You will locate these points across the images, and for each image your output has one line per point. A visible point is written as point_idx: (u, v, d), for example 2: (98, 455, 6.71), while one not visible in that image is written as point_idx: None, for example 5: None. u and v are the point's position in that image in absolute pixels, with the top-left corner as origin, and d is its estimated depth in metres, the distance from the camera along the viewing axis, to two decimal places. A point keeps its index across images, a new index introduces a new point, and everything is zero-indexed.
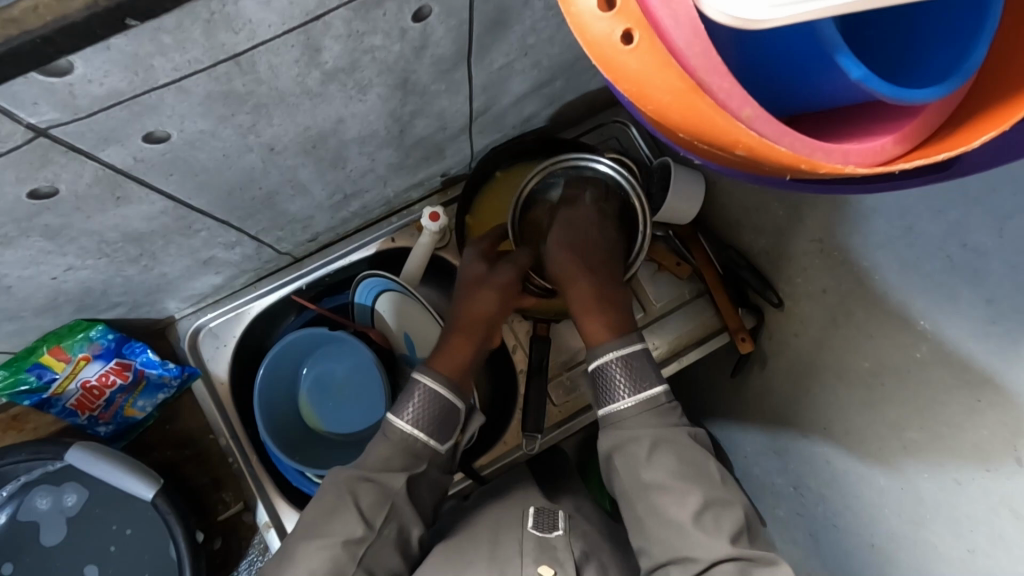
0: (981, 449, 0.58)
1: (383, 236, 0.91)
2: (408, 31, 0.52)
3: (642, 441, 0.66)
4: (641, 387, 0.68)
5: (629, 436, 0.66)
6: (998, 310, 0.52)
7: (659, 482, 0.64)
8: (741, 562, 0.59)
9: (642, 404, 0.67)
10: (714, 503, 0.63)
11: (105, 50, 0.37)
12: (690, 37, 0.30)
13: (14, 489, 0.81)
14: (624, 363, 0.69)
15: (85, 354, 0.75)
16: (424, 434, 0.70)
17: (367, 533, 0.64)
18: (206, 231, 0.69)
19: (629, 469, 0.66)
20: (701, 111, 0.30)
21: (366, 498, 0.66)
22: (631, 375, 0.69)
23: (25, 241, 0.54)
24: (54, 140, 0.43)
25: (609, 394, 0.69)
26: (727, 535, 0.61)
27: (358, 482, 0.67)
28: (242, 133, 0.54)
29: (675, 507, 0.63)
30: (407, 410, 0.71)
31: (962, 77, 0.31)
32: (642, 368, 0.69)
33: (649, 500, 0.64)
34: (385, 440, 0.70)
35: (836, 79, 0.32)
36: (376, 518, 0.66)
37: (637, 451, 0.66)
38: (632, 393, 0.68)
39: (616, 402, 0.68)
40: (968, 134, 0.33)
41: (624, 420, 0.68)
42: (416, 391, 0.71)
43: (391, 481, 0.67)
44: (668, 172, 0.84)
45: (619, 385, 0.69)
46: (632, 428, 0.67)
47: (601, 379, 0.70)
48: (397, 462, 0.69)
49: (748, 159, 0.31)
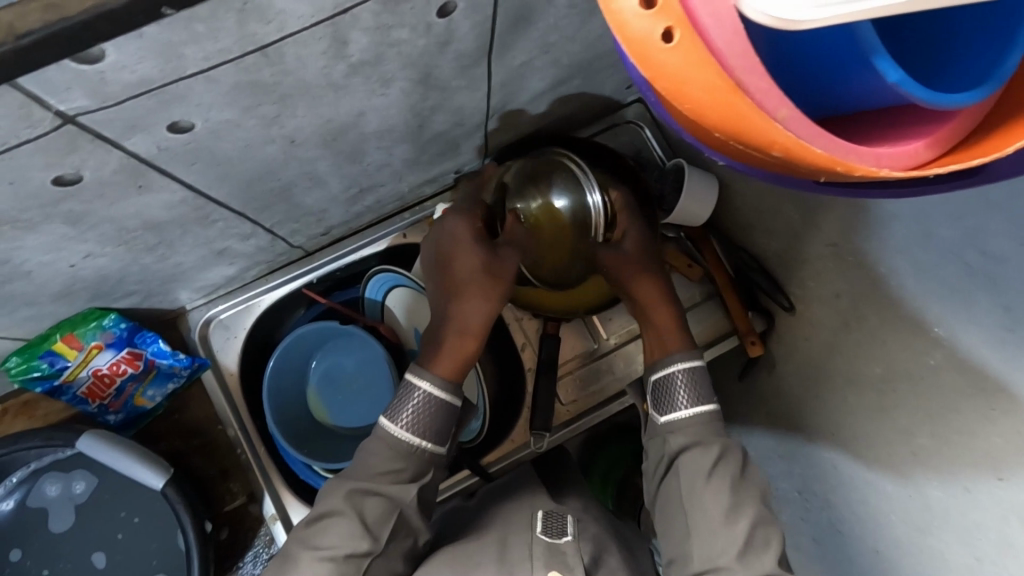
0: (994, 458, 0.58)
1: (395, 232, 0.92)
2: (434, 25, 0.52)
3: (710, 451, 0.66)
4: (701, 400, 0.69)
5: (695, 444, 0.67)
6: (1015, 318, 0.52)
7: (719, 495, 0.65)
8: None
9: (702, 416, 0.68)
10: (763, 522, 0.65)
11: (138, 38, 0.37)
12: (730, 35, 0.30)
13: (24, 475, 0.81)
14: (689, 373, 0.69)
15: (97, 343, 0.75)
16: (430, 443, 0.69)
17: (373, 547, 0.65)
18: (222, 222, 0.70)
19: (689, 478, 0.66)
20: (740, 110, 0.30)
21: (372, 510, 0.66)
22: (695, 387, 0.69)
23: (47, 227, 0.54)
24: (82, 127, 0.43)
25: (670, 402, 0.69)
26: (773, 556, 0.63)
27: (361, 494, 0.66)
28: (266, 123, 0.54)
29: (727, 521, 0.64)
30: (403, 415, 0.69)
31: (996, 81, 0.32)
32: (705, 383, 0.70)
33: (703, 508, 0.65)
34: (384, 447, 0.68)
35: (871, 82, 0.33)
36: (383, 530, 0.66)
37: (703, 461, 0.66)
38: (692, 403, 0.69)
39: (676, 410, 0.69)
40: (1003, 139, 0.33)
41: (686, 429, 0.68)
42: (414, 395, 0.70)
43: (400, 493, 0.67)
44: (682, 174, 0.85)
45: (680, 395, 0.69)
46: (696, 435, 0.67)
47: (662, 388, 0.70)
48: (408, 473, 0.68)
49: (785, 161, 0.31)
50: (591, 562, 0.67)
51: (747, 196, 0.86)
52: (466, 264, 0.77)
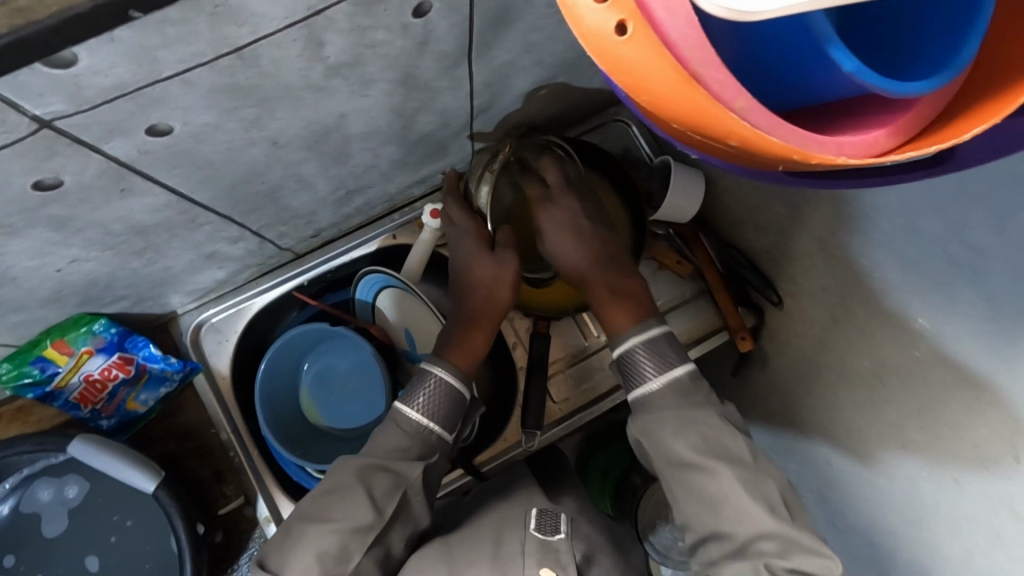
0: (980, 449, 0.59)
1: (385, 233, 0.91)
2: (411, 26, 0.52)
3: (672, 421, 0.67)
4: (667, 368, 0.70)
5: (660, 417, 0.68)
6: (998, 308, 0.52)
7: (692, 462, 0.65)
8: (781, 539, 0.61)
9: (670, 384, 0.69)
10: (750, 479, 0.64)
11: (111, 41, 0.38)
12: (685, 26, 0.30)
13: (17, 480, 0.82)
14: (648, 347, 0.71)
15: (88, 348, 0.76)
16: (438, 425, 0.71)
17: (376, 520, 0.64)
18: (209, 225, 0.70)
19: (663, 450, 0.67)
20: (695, 102, 0.30)
21: (381, 485, 0.65)
22: (657, 355, 0.70)
23: (31, 232, 0.54)
24: (60, 131, 0.44)
25: (639, 375, 0.70)
26: (766, 510, 0.62)
27: (372, 470, 0.66)
28: (247, 126, 0.54)
29: (711, 486, 0.64)
30: (418, 399, 0.71)
31: (955, 69, 0.32)
32: (668, 348, 0.71)
33: (683, 478, 0.66)
34: (397, 429, 0.70)
35: (830, 72, 0.33)
36: (388, 505, 0.65)
37: (668, 431, 0.67)
38: (661, 372, 0.69)
39: (646, 383, 0.70)
40: (962, 127, 0.33)
41: (655, 403, 0.69)
42: (427, 381, 0.72)
43: (408, 470, 0.67)
44: (668, 170, 0.85)
45: (647, 367, 0.70)
46: (662, 407, 0.68)
47: (627, 364, 0.72)
48: (415, 452, 0.69)
49: (742, 150, 0.31)
50: (582, 559, 0.67)
51: (735, 192, 0.86)
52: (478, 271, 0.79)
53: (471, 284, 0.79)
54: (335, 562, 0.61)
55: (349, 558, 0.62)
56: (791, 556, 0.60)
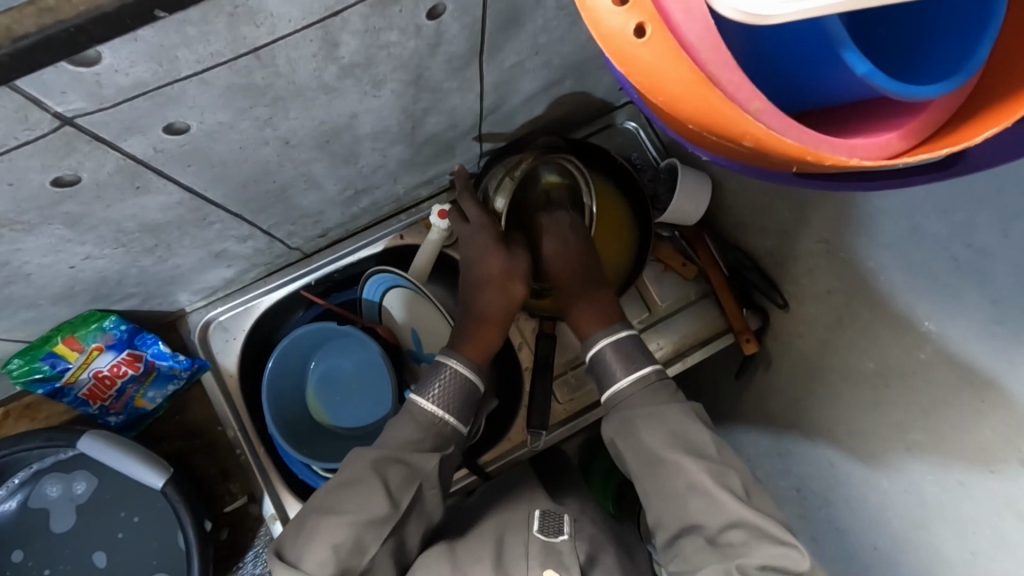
0: (984, 451, 0.59)
1: (393, 233, 0.92)
2: (424, 27, 0.53)
3: (642, 414, 0.69)
4: (634, 367, 0.72)
5: (633, 413, 0.69)
6: (1004, 310, 0.53)
7: (661, 454, 0.66)
8: (749, 528, 0.61)
9: (639, 382, 0.71)
10: (718, 469, 0.65)
11: (133, 41, 0.38)
12: (700, 31, 0.31)
13: (25, 476, 0.82)
14: (615, 346, 0.73)
15: (98, 345, 0.77)
16: (453, 416, 0.72)
17: (392, 511, 0.64)
18: (220, 224, 0.71)
19: (633, 444, 0.68)
20: (711, 102, 0.31)
21: (395, 476, 0.66)
22: (626, 358, 0.73)
23: (46, 228, 0.55)
24: (79, 129, 0.44)
25: (609, 375, 0.73)
26: (733, 499, 0.62)
27: (386, 462, 0.67)
28: (260, 125, 0.55)
29: (677, 478, 0.65)
30: (432, 390, 0.72)
31: (967, 72, 0.32)
32: (637, 351, 0.73)
33: (655, 472, 0.67)
34: (411, 421, 0.71)
35: (844, 75, 0.33)
36: (403, 496, 0.66)
37: (638, 424, 0.68)
38: (627, 371, 0.72)
39: (614, 381, 0.72)
40: (973, 131, 0.34)
41: (626, 398, 0.71)
42: (442, 372, 0.73)
43: (422, 462, 0.68)
44: (674, 175, 0.88)
45: (615, 367, 0.73)
46: (633, 404, 0.70)
47: (598, 364, 0.74)
48: (428, 444, 0.70)
49: (756, 151, 0.32)
50: (586, 560, 0.68)
51: (740, 195, 0.87)
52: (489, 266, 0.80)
53: (480, 280, 0.81)
54: (352, 554, 0.61)
55: (365, 550, 0.62)
56: (758, 546, 0.59)
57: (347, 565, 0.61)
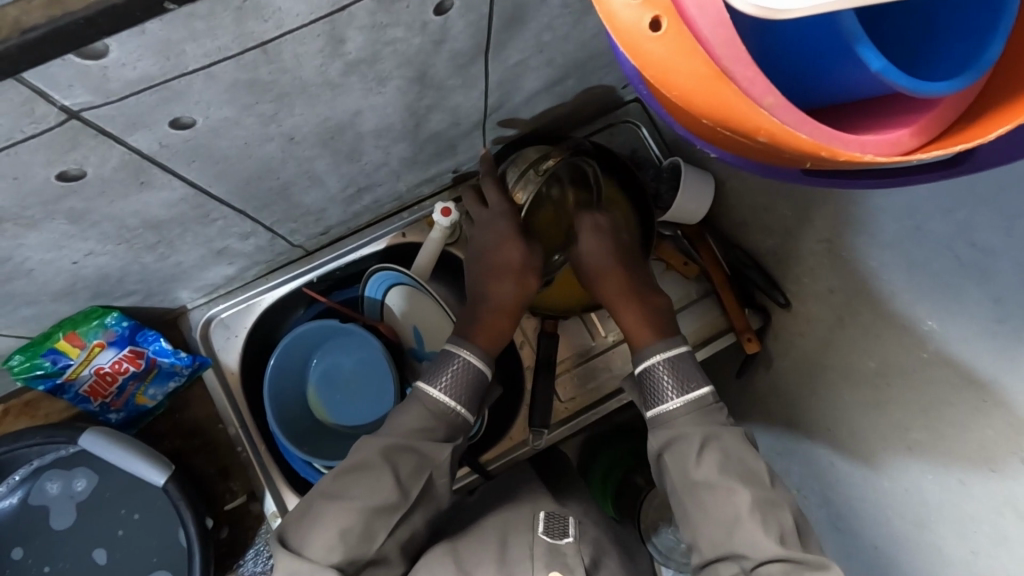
0: (986, 449, 0.59)
1: (395, 231, 0.92)
2: (429, 23, 0.53)
3: (693, 439, 0.67)
4: (690, 389, 0.70)
5: (680, 435, 0.68)
6: (1006, 309, 0.53)
7: (707, 481, 0.66)
8: (791, 563, 0.59)
9: (692, 404, 0.69)
10: (766, 503, 0.64)
11: (140, 34, 0.38)
12: (715, 25, 0.31)
13: (26, 472, 0.82)
14: (669, 363, 0.71)
15: (100, 341, 0.76)
16: (464, 407, 0.70)
17: (401, 501, 0.64)
18: (222, 221, 0.70)
19: (679, 468, 0.67)
20: (724, 96, 0.31)
21: (404, 465, 0.66)
22: (677, 374, 0.71)
23: (49, 224, 0.55)
24: (85, 122, 0.44)
25: (658, 393, 0.71)
26: (775, 537, 0.61)
27: (395, 449, 0.66)
28: (264, 122, 0.55)
29: (722, 504, 0.64)
30: (442, 379, 0.70)
31: (978, 69, 0.32)
32: (689, 369, 0.71)
33: (697, 495, 0.66)
34: (421, 409, 0.69)
35: (856, 71, 0.33)
36: (413, 486, 0.66)
37: (687, 447, 0.67)
38: (679, 394, 0.70)
39: (664, 403, 0.70)
40: (985, 127, 0.34)
41: (674, 419, 0.69)
42: (453, 362, 0.72)
43: (432, 452, 0.67)
44: (677, 173, 0.87)
45: (666, 386, 0.71)
46: (680, 426, 0.68)
47: (648, 380, 0.72)
48: (440, 433, 0.69)
49: (770, 146, 0.32)
50: (590, 563, 0.67)
51: (742, 195, 0.86)
52: (504, 256, 0.79)
53: (492, 269, 0.79)
54: (360, 540, 0.61)
55: (373, 537, 0.63)
56: None
57: (355, 549, 0.61)
